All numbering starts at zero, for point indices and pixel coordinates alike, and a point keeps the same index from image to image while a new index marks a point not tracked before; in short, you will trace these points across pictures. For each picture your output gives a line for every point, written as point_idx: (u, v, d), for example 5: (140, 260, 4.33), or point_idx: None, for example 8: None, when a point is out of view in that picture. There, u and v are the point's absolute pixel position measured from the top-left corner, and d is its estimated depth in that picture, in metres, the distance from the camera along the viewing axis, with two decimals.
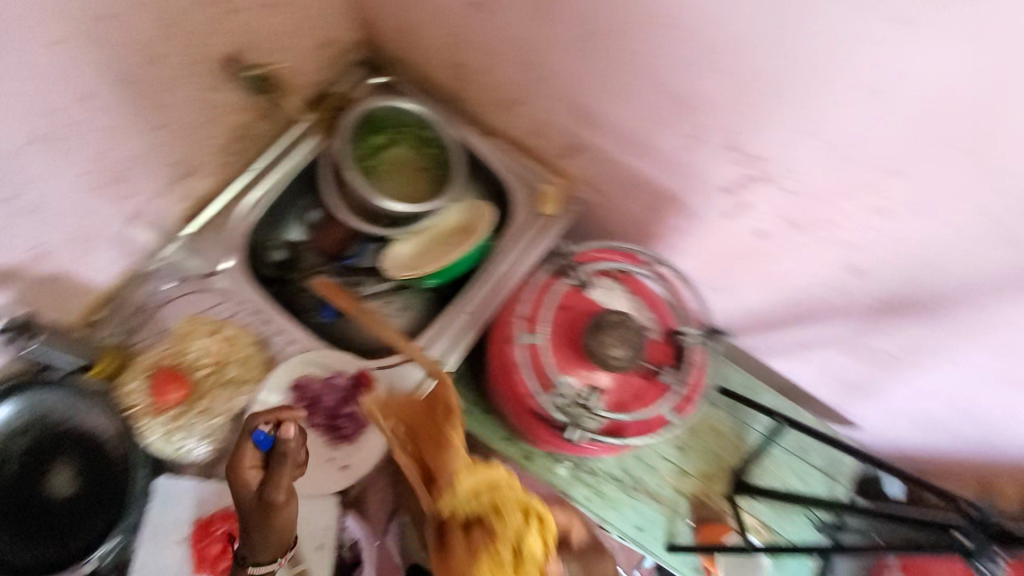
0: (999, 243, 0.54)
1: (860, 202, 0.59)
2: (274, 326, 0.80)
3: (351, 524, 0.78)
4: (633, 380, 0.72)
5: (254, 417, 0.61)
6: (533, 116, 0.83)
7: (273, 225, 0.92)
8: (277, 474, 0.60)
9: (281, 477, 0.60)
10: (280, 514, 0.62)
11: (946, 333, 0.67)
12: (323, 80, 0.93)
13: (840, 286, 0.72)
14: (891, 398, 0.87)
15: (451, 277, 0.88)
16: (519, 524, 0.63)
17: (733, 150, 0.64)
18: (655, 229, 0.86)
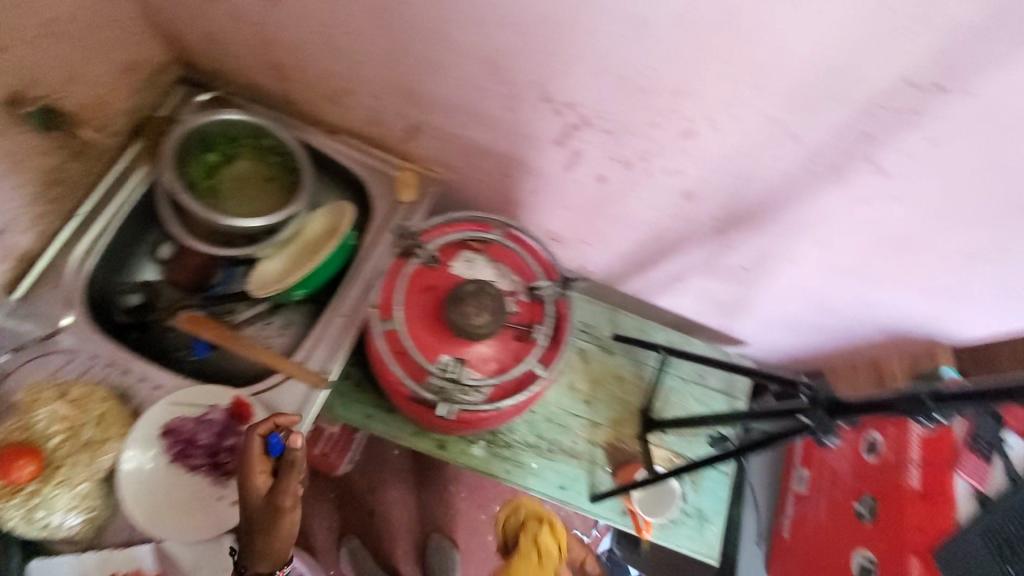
0: (783, 142, 0.58)
1: (665, 127, 0.62)
2: (134, 373, 0.74)
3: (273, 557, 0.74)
4: (498, 343, 0.69)
5: (256, 426, 0.61)
6: (362, 105, 0.81)
7: (120, 268, 0.86)
8: (284, 479, 0.58)
9: (287, 483, 0.58)
10: (284, 521, 0.58)
11: (777, 237, 0.72)
12: (140, 105, 0.87)
13: (683, 212, 0.76)
14: (762, 308, 0.93)
15: (319, 283, 0.84)
16: (536, 528, 0.75)
17: (548, 101, 0.66)
18: (512, 195, 0.88)
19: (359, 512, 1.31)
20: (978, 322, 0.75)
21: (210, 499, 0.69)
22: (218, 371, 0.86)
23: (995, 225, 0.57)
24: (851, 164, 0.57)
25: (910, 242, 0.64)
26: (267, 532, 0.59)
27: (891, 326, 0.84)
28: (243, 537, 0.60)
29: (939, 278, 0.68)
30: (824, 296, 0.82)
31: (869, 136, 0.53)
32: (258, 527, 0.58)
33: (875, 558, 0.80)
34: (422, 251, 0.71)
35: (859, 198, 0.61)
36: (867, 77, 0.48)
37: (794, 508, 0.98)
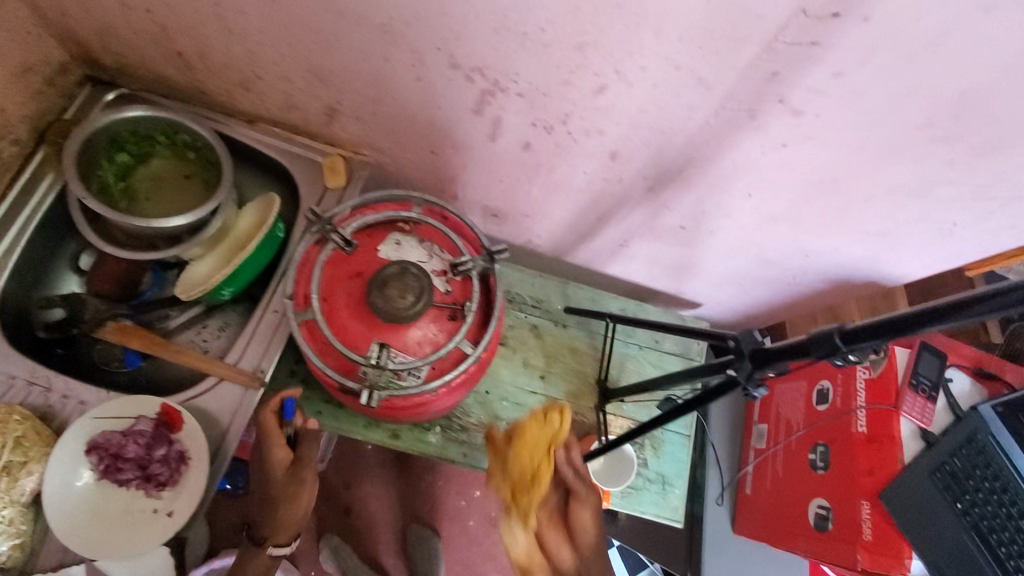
0: (694, 89, 0.55)
1: (578, 85, 0.59)
2: (58, 391, 0.71)
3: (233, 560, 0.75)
4: (422, 323, 0.66)
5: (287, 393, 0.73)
6: (276, 90, 0.77)
7: (41, 282, 0.82)
8: (306, 455, 0.73)
9: (308, 459, 0.73)
10: (300, 494, 0.74)
11: (708, 191, 0.71)
12: (44, 109, 0.80)
13: (612, 174, 0.74)
14: (709, 267, 0.92)
15: (248, 279, 0.82)
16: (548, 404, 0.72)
17: (458, 67, 0.62)
18: (443, 172, 0.85)
19: (334, 511, 1.29)
20: (914, 261, 0.75)
21: (146, 512, 0.67)
22: (152, 381, 0.83)
23: (913, 158, 0.56)
24: (764, 107, 0.54)
25: (836, 183, 0.62)
26: (279, 504, 0.73)
27: (833, 274, 0.84)
28: (262, 500, 0.75)
29: (872, 219, 0.67)
30: (764, 248, 0.81)
31: (778, 76, 0.51)
32: (275, 500, 0.73)
33: (829, 504, 0.89)
34: (335, 235, 0.68)
35: (780, 143, 0.59)
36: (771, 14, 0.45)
37: (753, 463, 1.08)
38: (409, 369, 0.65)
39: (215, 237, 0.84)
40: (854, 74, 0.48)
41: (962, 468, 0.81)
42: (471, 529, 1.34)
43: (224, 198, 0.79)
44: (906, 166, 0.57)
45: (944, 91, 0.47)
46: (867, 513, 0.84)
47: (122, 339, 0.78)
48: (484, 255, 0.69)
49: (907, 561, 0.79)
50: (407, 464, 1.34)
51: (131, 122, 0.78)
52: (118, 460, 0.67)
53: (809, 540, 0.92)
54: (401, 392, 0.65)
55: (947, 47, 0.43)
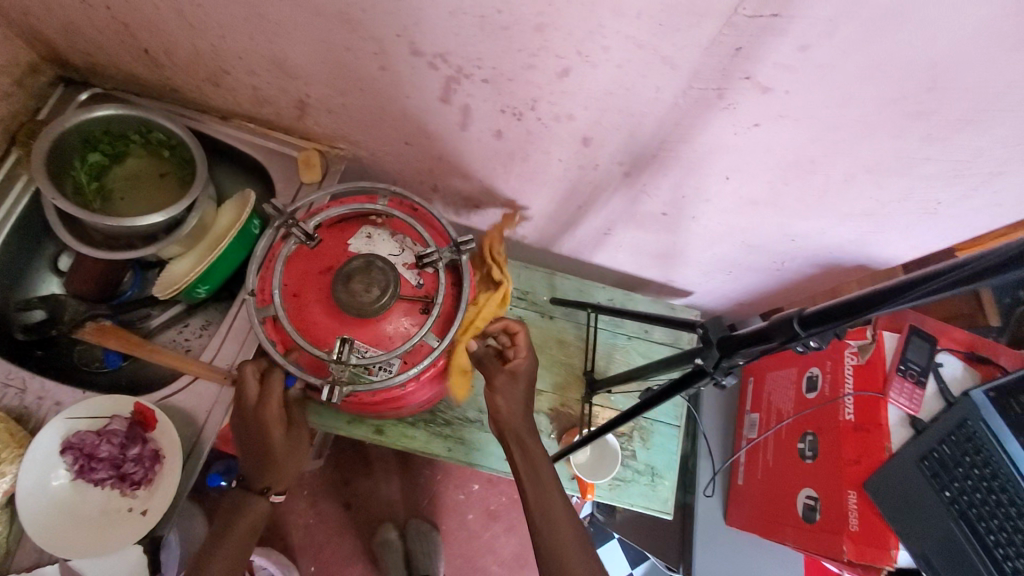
0: (659, 69, 0.52)
1: (541, 68, 0.56)
2: (32, 394, 0.72)
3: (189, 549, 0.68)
4: (388, 315, 0.65)
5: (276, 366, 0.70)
6: (244, 85, 0.76)
7: (20, 284, 0.82)
8: (295, 416, 0.74)
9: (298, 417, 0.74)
10: (297, 451, 0.73)
11: (686, 175, 0.68)
12: (17, 110, 0.80)
13: (589, 161, 0.71)
14: (695, 254, 0.90)
15: (221, 277, 0.82)
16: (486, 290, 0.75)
17: (419, 54, 0.59)
18: (419, 164, 0.83)
19: (333, 506, 1.28)
20: (902, 241, 0.72)
21: (121, 511, 0.68)
22: (133, 381, 0.84)
23: (889, 135, 0.53)
24: (731, 84, 0.51)
25: (814, 164, 0.60)
26: (283, 463, 0.71)
27: (821, 258, 0.81)
28: (254, 466, 0.71)
29: (857, 200, 0.65)
30: (750, 233, 0.79)
31: (742, 51, 0.47)
32: (276, 458, 0.71)
33: (817, 494, 0.90)
34: (296, 230, 0.66)
35: (752, 123, 0.56)
36: None
37: (744, 451, 1.09)
38: (376, 365, 0.64)
39: (194, 234, 0.81)
40: (821, 46, 0.45)
41: (951, 456, 0.85)
42: (470, 523, 1.33)
43: (200, 193, 0.77)
44: (882, 143, 0.54)
45: (913, 62, 0.44)
46: (855, 503, 0.85)
47: (99, 339, 0.77)
48: (452, 247, 0.68)
49: (894, 551, 0.80)
50: (405, 459, 1.34)
51: (102, 122, 0.77)
52: (93, 461, 0.67)
53: (796, 531, 0.93)
54: (367, 385, 0.64)
55: (913, 13, 0.40)
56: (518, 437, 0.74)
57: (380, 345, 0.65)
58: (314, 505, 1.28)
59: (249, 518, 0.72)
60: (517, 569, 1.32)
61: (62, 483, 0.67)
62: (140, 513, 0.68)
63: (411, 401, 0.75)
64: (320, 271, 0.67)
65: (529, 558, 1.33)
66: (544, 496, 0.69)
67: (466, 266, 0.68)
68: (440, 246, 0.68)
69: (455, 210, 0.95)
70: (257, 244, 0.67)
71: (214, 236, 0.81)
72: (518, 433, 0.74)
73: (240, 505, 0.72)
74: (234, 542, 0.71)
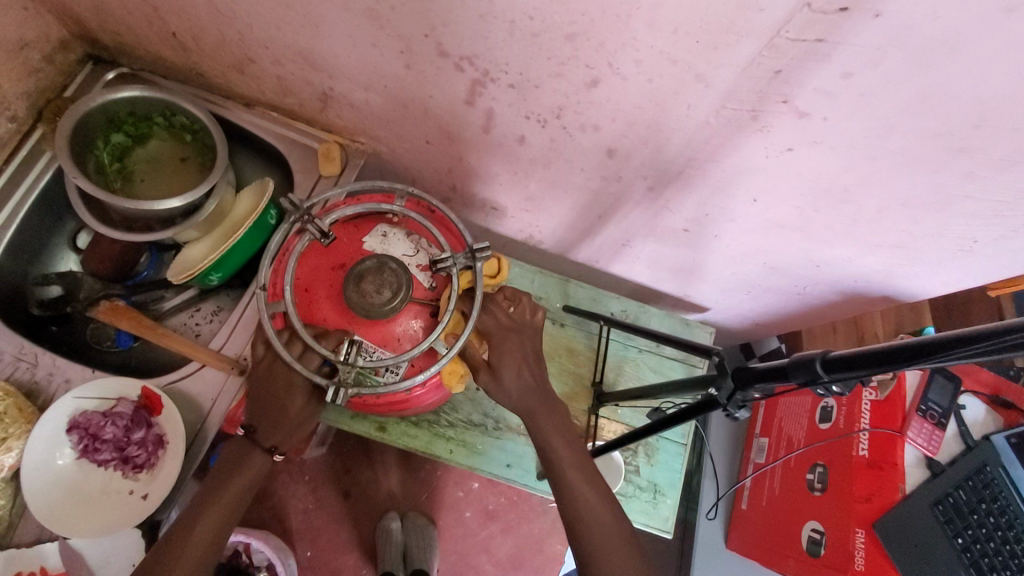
0: (691, 86, 0.50)
1: (569, 77, 0.55)
2: (42, 371, 0.73)
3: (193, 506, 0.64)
4: (396, 318, 0.65)
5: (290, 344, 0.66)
6: (269, 74, 0.75)
7: (38, 259, 0.83)
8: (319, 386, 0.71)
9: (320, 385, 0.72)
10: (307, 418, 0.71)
11: (712, 194, 0.66)
12: (44, 87, 0.80)
13: (613, 172, 0.69)
14: (714, 272, 0.88)
15: (235, 266, 0.82)
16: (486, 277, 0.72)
17: (446, 56, 0.58)
18: (440, 163, 0.82)
19: (333, 494, 1.29)
20: (932, 276, 0.70)
21: (121, 493, 0.68)
22: (142, 363, 0.85)
23: (930, 168, 0.51)
24: (766, 107, 0.49)
25: (847, 192, 0.58)
26: (296, 425, 0.69)
27: (846, 286, 0.79)
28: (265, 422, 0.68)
29: (888, 231, 0.63)
30: (773, 256, 0.77)
31: (780, 75, 0.45)
32: (290, 418, 0.68)
33: (822, 528, 0.90)
34: (312, 226, 0.66)
35: (785, 147, 0.54)
36: (774, 9, 0.40)
37: (750, 477, 1.08)
38: (383, 366, 0.63)
39: (212, 221, 0.82)
40: (865, 75, 0.43)
41: (966, 501, 0.83)
42: (467, 521, 1.33)
43: (219, 179, 0.76)
44: (921, 176, 0.52)
45: (961, 97, 0.42)
46: (861, 542, 0.84)
47: (111, 320, 0.76)
48: (467, 253, 0.67)
49: None
50: (407, 454, 1.33)
51: (127, 103, 0.77)
52: (97, 442, 0.67)
53: (798, 562, 0.93)
54: (370, 387, 0.63)
55: (965, 48, 0.38)
56: (569, 509, 0.64)
57: (386, 347, 0.65)
58: (314, 493, 1.28)
59: (246, 480, 0.67)
60: (511, 570, 1.31)
61: (67, 461, 0.68)
62: (143, 496, 0.68)
63: (417, 403, 0.73)
64: (332, 269, 0.67)
65: (524, 560, 1.32)
66: (578, 504, 0.63)
67: (480, 274, 0.66)
68: (452, 252, 0.66)
69: (473, 211, 0.93)
70: (272, 238, 0.65)
71: (233, 224, 0.82)
72: (565, 501, 0.64)
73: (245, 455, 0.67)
74: (218, 513, 0.64)
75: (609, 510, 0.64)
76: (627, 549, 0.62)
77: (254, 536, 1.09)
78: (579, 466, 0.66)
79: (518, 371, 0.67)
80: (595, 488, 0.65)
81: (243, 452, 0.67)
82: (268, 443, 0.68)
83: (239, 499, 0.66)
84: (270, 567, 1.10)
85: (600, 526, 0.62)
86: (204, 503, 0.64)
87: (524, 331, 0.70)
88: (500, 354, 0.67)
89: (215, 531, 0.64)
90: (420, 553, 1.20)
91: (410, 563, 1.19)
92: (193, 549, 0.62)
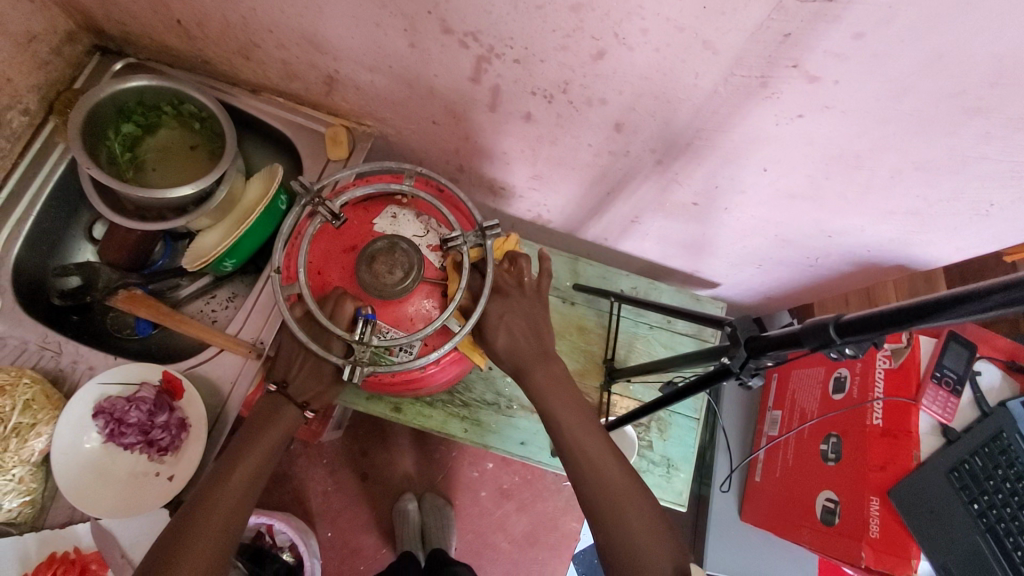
0: (699, 53, 0.49)
1: (574, 49, 0.54)
2: (68, 358, 0.75)
3: (219, 470, 0.66)
4: (410, 298, 0.66)
5: (307, 324, 0.68)
6: (274, 59, 0.75)
7: (56, 250, 0.84)
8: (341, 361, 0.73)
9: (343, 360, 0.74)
10: (327, 391, 0.72)
11: (723, 165, 0.66)
12: (54, 79, 0.81)
13: (621, 146, 0.69)
14: (726, 246, 0.88)
15: (248, 252, 0.83)
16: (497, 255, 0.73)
17: (451, 33, 0.57)
18: (447, 144, 0.82)
19: (351, 475, 1.31)
20: (947, 243, 0.69)
21: (148, 475, 0.71)
22: (162, 350, 0.87)
23: (945, 130, 0.50)
24: (776, 72, 0.49)
25: (859, 158, 0.57)
26: (319, 394, 0.72)
27: (858, 256, 0.78)
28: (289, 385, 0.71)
29: (902, 198, 0.62)
30: (787, 228, 0.76)
31: (790, 38, 0.45)
32: (314, 389, 0.71)
33: (837, 497, 0.90)
34: (323, 209, 0.66)
35: (796, 114, 0.53)
36: None
37: (764, 449, 1.09)
38: (397, 346, 0.64)
39: (224, 208, 0.82)
40: (877, 34, 0.42)
41: (982, 468, 0.83)
42: (483, 500, 1.35)
43: (230, 166, 0.77)
44: (935, 139, 0.51)
45: (975, 54, 0.41)
46: (876, 510, 0.85)
47: (131, 309, 0.77)
48: (477, 231, 0.67)
49: (915, 561, 0.80)
50: (422, 435, 1.36)
51: (136, 93, 0.77)
52: (120, 427, 0.69)
53: (813, 532, 0.93)
54: (385, 366, 0.64)
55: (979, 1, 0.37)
56: (577, 475, 0.64)
57: (401, 327, 0.65)
58: (333, 475, 1.31)
59: (267, 447, 0.68)
60: (528, 547, 1.33)
61: (96, 445, 0.70)
62: (169, 477, 0.70)
63: (432, 381, 0.74)
64: (344, 251, 0.68)
65: (539, 537, 1.34)
66: (590, 469, 0.63)
67: (490, 252, 0.67)
68: (461, 231, 0.67)
69: (481, 192, 0.94)
70: (284, 222, 0.65)
71: (243, 210, 0.82)
72: (572, 467, 0.65)
73: (273, 415, 0.70)
74: (241, 480, 0.65)
75: (619, 469, 0.64)
76: (641, 511, 0.60)
77: (275, 517, 1.10)
78: (587, 430, 0.67)
79: (510, 335, 0.71)
80: (605, 452, 0.65)
81: (260, 424, 0.69)
82: (301, 398, 0.71)
83: (257, 475, 0.67)
84: (293, 547, 1.13)
85: (609, 487, 0.62)
86: (229, 467, 0.66)
87: (513, 299, 0.72)
88: (489, 323, 0.71)
89: (241, 491, 0.65)
90: (438, 533, 1.23)
91: (428, 543, 1.22)
92: (218, 510, 0.62)
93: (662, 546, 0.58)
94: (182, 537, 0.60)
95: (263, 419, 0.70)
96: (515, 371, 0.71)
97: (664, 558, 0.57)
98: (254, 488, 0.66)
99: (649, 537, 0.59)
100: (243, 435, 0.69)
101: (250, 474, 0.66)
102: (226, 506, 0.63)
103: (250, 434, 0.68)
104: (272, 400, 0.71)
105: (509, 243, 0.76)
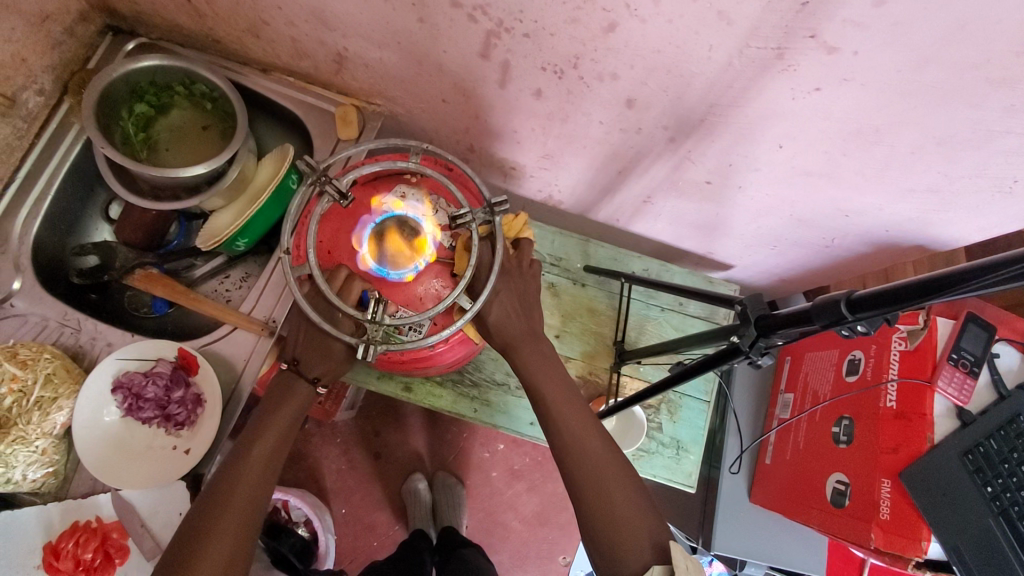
0: (713, 25, 0.48)
1: (584, 22, 0.53)
2: (86, 335, 0.77)
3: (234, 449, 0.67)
4: (421, 276, 0.67)
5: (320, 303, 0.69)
6: (283, 37, 0.75)
7: (72, 231, 0.86)
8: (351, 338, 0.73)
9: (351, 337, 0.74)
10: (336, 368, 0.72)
11: (736, 142, 0.64)
12: (67, 59, 0.81)
13: (631, 123, 0.68)
14: (739, 227, 0.86)
15: (259, 233, 0.84)
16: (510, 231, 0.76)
17: (460, 5, 0.56)
18: (456, 122, 0.81)
19: (364, 455, 1.33)
20: (969, 222, 0.67)
21: (165, 448, 0.73)
22: (178, 327, 0.89)
23: (971, 102, 0.48)
24: (794, 43, 0.47)
25: (878, 133, 0.55)
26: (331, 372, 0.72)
27: (876, 235, 0.77)
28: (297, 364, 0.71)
29: (923, 174, 0.60)
30: (802, 207, 0.75)
31: (808, 7, 0.43)
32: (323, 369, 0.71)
33: (848, 480, 0.90)
34: (330, 187, 0.66)
35: (812, 87, 0.52)
36: None
37: (775, 432, 1.09)
38: (407, 326, 0.65)
39: (239, 189, 0.83)
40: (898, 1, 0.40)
41: (997, 451, 0.82)
42: (494, 480, 1.36)
43: (240, 146, 0.77)
44: (958, 112, 0.50)
45: (1003, 21, 0.39)
46: (887, 492, 0.84)
47: (147, 287, 0.79)
48: (484, 208, 0.66)
49: (924, 543, 0.80)
50: (433, 415, 1.37)
51: (148, 72, 0.78)
52: (137, 404, 0.71)
53: (822, 513, 0.92)
54: (398, 346, 0.63)
55: None
56: (562, 452, 0.66)
57: (411, 305, 0.67)
58: (347, 453, 1.33)
59: (283, 420, 0.70)
60: (538, 527, 1.35)
61: (117, 419, 0.72)
62: (185, 450, 0.72)
63: (440, 360, 0.75)
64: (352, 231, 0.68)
65: (550, 517, 1.36)
66: (578, 445, 0.66)
67: (497, 229, 0.66)
68: (469, 207, 0.66)
69: (490, 171, 0.93)
70: (291, 202, 0.64)
71: (257, 189, 0.83)
72: (558, 443, 0.67)
73: (287, 390, 0.71)
74: (259, 457, 0.66)
75: (600, 440, 0.67)
76: (620, 485, 0.63)
77: (290, 494, 1.14)
78: (573, 406, 0.69)
79: (512, 316, 0.71)
80: (593, 433, 0.67)
81: (272, 408, 0.70)
82: (312, 374, 0.71)
83: (275, 454, 0.68)
84: (308, 522, 1.16)
85: (592, 458, 0.65)
86: (246, 446, 0.67)
87: (517, 281, 0.72)
88: (496, 304, 0.70)
89: (260, 467, 0.66)
90: (448, 511, 1.26)
91: (439, 521, 1.25)
92: (237, 487, 0.64)
93: (644, 525, 0.61)
94: (204, 517, 0.62)
95: (280, 394, 0.71)
96: (510, 353, 0.72)
97: (643, 536, 0.60)
98: (272, 466, 0.67)
99: (630, 510, 0.62)
100: (257, 412, 0.70)
101: (265, 448, 0.67)
102: (244, 481, 0.64)
103: (265, 413, 0.70)
104: (285, 379, 0.72)
105: (517, 222, 0.77)
